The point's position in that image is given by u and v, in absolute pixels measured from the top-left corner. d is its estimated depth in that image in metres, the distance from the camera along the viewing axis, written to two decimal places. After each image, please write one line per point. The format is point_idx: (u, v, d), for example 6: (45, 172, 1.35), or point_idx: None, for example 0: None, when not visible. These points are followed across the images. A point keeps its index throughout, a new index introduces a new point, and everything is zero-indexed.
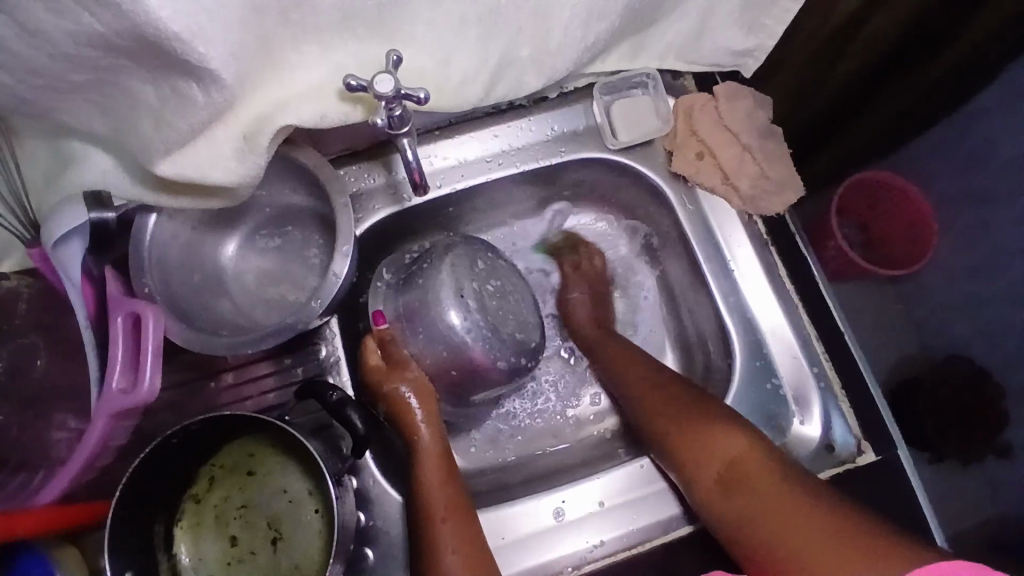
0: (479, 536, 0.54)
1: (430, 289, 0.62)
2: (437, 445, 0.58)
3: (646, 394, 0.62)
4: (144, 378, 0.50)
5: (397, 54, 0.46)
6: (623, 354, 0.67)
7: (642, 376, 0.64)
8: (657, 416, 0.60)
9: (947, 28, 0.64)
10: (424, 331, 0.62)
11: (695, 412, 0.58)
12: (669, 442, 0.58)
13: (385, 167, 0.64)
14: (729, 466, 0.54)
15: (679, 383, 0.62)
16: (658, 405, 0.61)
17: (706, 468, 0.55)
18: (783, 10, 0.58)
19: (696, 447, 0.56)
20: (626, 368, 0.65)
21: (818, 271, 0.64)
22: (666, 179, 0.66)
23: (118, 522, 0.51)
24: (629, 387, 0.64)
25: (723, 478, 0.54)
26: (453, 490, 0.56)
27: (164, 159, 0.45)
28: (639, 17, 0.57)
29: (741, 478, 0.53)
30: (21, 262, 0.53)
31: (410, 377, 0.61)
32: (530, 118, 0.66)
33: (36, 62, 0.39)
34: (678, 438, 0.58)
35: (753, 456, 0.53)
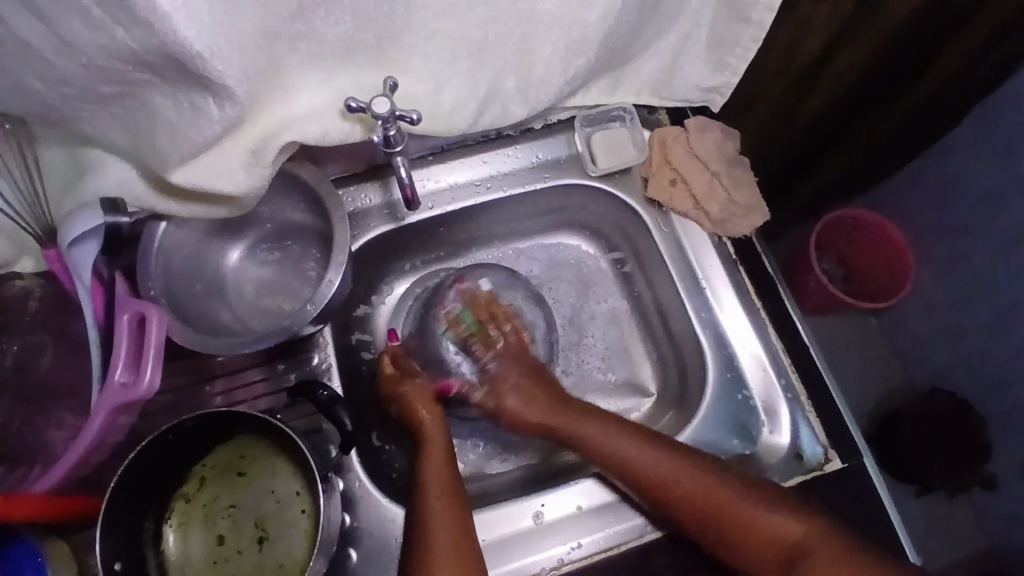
0: (469, 527, 0.56)
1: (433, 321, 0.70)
2: (439, 435, 0.62)
3: (670, 484, 0.58)
4: (145, 375, 0.53)
5: (394, 80, 0.52)
6: (619, 439, 0.61)
7: (651, 459, 0.59)
8: (686, 505, 0.58)
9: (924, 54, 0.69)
10: (426, 357, 0.69)
11: (726, 485, 0.58)
12: (698, 516, 0.58)
13: (382, 188, 0.69)
14: (777, 531, 0.57)
15: (695, 461, 0.59)
16: (681, 490, 0.58)
17: (753, 541, 0.57)
18: (745, 50, 0.63)
19: (741, 524, 0.57)
20: (630, 454, 0.60)
21: (784, 289, 0.69)
22: (643, 205, 0.71)
23: (111, 510, 0.53)
24: (644, 476, 0.59)
25: (769, 548, 0.57)
26: (449, 480, 0.59)
27: (178, 170, 0.50)
28: (615, 55, 0.63)
29: (790, 543, 0.56)
30: (36, 264, 0.58)
31: (404, 389, 0.64)
32: (517, 146, 0.71)
33: (70, 72, 0.43)
34: (718, 518, 0.57)
35: (794, 521, 0.57)
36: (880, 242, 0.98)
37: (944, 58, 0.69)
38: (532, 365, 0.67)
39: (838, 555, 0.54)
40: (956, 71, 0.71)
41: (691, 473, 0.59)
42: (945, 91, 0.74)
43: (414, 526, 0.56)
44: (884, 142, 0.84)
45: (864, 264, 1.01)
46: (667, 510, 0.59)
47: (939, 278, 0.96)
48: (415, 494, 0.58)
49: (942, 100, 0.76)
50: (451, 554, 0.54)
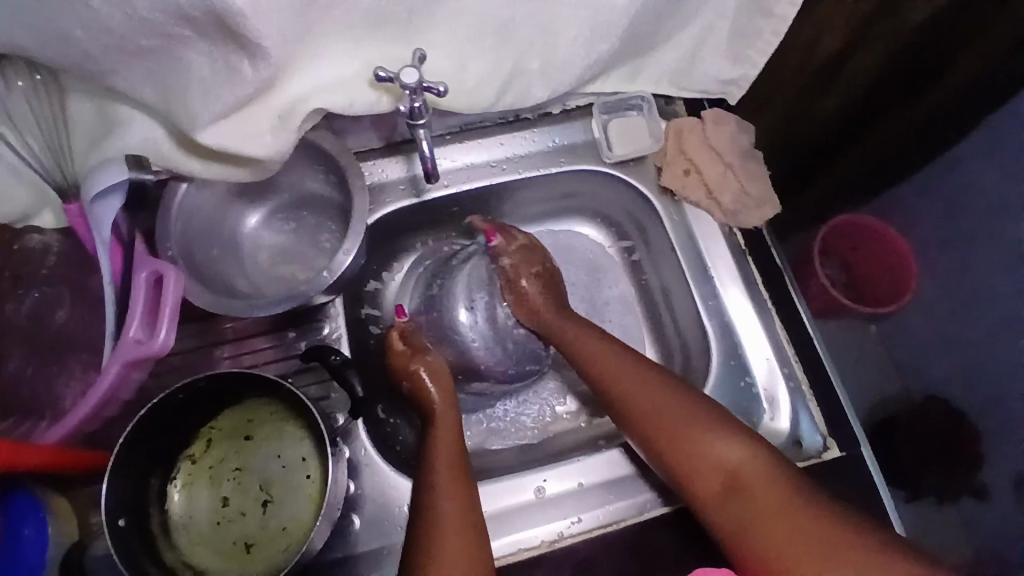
0: (473, 502, 0.56)
1: (446, 295, 0.71)
2: (450, 413, 0.63)
3: (631, 390, 0.61)
4: (160, 331, 0.54)
5: (423, 52, 0.52)
6: (597, 347, 0.65)
7: (615, 365, 0.63)
8: (638, 411, 0.60)
9: (933, 65, 0.70)
10: (439, 331, 0.70)
11: (685, 407, 0.58)
12: (653, 436, 0.59)
13: (401, 164, 0.70)
14: (720, 459, 0.55)
15: (665, 378, 0.61)
16: (639, 398, 0.60)
17: (692, 462, 0.56)
18: (767, 44, 0.64)
19: (691, 448, 0.57)
20: (600, 361, 0.64)
21: (791, 282, 0.70)
22: (655, 193, 0.72)
23: (120, 463, 0.54)
24: (606, 380, 0.63)
25: (708, 475, 0.55)
26: (456, 457, 0.59)
27: (204, 129, 0.51)
28: (638, 42, 0.63)
29: (733, 476, 0.54)
30: (55, 219, 0.58)
31: (415, 367, 0.65)
32: (534, 130, 0.72)
33: (110, 22, 0.44)
34: (666, 437, 0.58)
35: (744, 452, 0.55)
36: (887, 246, 0.99)
37: (952, 74, 0.70)
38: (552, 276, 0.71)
39: (777, 500, 0.52)
40: (969, 84, 0.71)
41: (653, 386, 0.60)
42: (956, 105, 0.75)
43: (422, 494, 0.57)
44: (897, 149, 0.84)
45: (866, 272, 1.02)
46: (624, 415, 0.61)
47: (940, 288, 0.96)
48: (423, 471, 0.58)
49: (955, 109, 0.76)
50: (456, 525, 0.54)
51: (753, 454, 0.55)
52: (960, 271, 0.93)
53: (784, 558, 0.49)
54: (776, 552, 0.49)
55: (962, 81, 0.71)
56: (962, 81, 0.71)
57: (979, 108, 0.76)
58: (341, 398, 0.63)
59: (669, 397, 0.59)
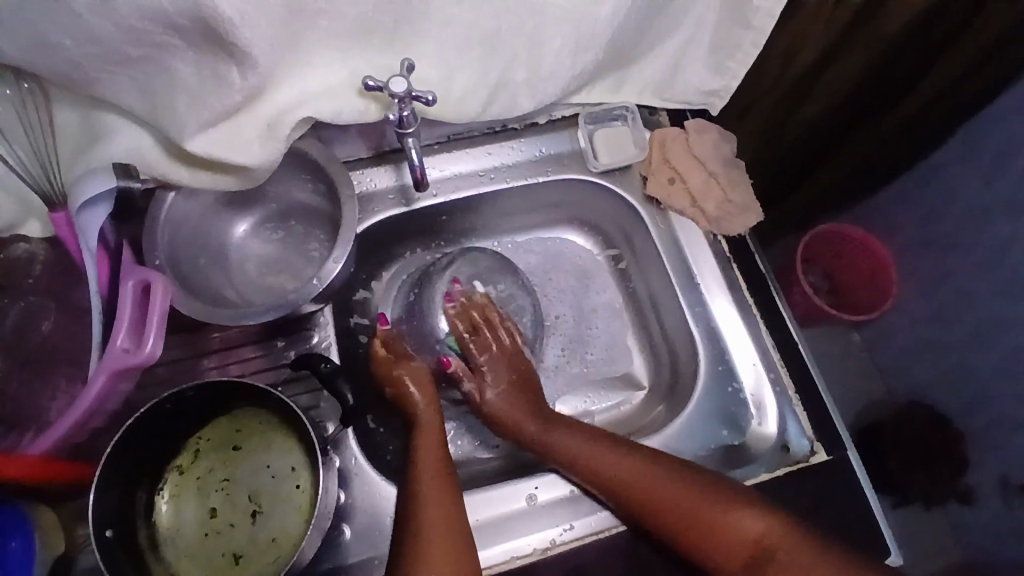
0: (456, 506, 0.56)
1: (429, 301, 0.71)
2: (433, 422, 0.62)
3: (638, 484, 0.59)
4: (147, 341, 0.53)
5: (410, 61, 0.53)
6: (590, 446, 0.63)
7: (615, 463, 0.61)
8: (648, 508, 0.59)
9: (909, 73, 0.72)
10: (422, 339, 0.71)
11: (694, 493, 0.58)
12: (659, 523, 0.58)
13: (390, 174, 0.70)
14: (745, 535, 0.55)
15: (666, 468, 0.60)
16: (643, 492, 0.59)
17: (721, 544, 0.56)
18: (745, 55, 0.66)
19: (703, 526, 0.57)
20: (595, 461, 0.62)
21: (775, 288, 0.71)
22: (641, 201, 0.73)
23: (106, 475, 0.53)
24: (610, 477, 0.61)
25: (738, 555, 0.56)
26: (441, 464, 0.59)
27: (195, 137, 0.51)
28: (621, 53, 0.65)
29: (757, 548, 0.55)
30: (42, 229, 0.59)
31: (399, 372, 0.64)
32: (521, 140, 0.73)
33: (99, 30, 0.44)
34: (687, 528, 0.57)
35: (766, 522, 0.55)
36: (868, 256, 1.00)
37: (929, 84, 0.73)
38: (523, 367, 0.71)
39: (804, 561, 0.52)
40: (941, 94, 0.75)
41: (658, 479, 0.59)
42: (931, 114, 0.78)
43: (407, 503, 0.56)
44: (876, 156, 0.87)
45: (848, 279, 1.03)
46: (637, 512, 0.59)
47: (919, 294, 0.98)
48: (408, 479, 0.58)
49: (933, 115, 0.78)
50: (442, 533, 0.54)
51: (769, 523, 0.55)
52: (938, 277, 0.95)
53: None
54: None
55: (937, 89, 0.74)
56: (936, 89, 0.74)
57: (952, 118, 0.80)
58: (331, 406, 0.63)
59: (662, 482, 0.59)
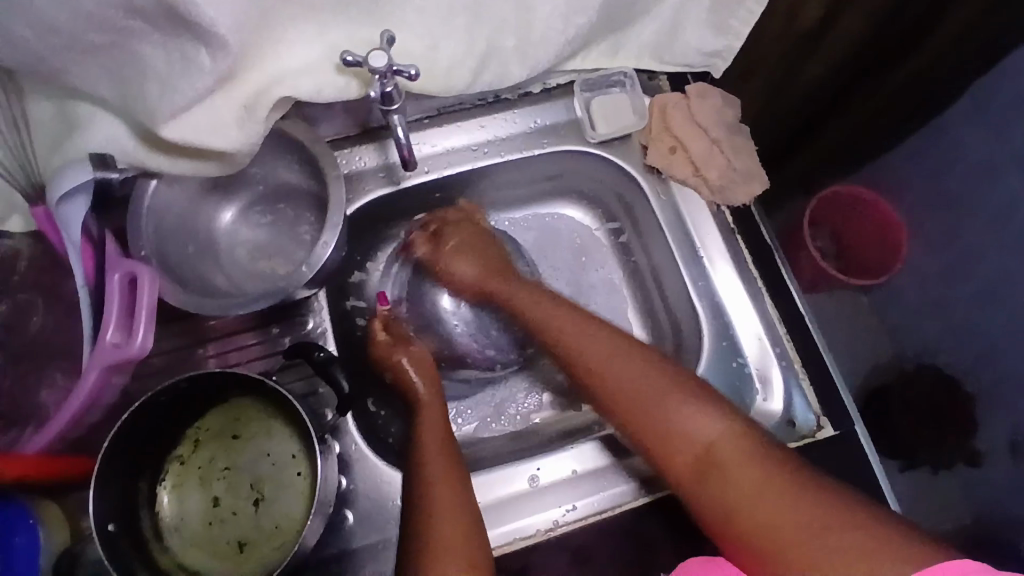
0: (467, 489, 0.55)
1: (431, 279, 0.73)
2: (437, 405, 0.62)
3: (602, 361, 0.58)
4: (137, 333, 0.52)
5: (390, 33, 0.51)
6: (567, 317, 0.62)
7: (583, 334, 0.60)
8: (607, 385, 0.57)
9: (922, 26, 0.68)
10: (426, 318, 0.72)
11: (658, 380, 0.55)
12: (617, 402, 0.56)
13: (378, 151, 0.68)
14: (694, 434, 0.52)
15: (640, 351, 0.58)
16: (609, 370, 0.57)
17: (665, 439, 0.53)
18: (749, 12, 0.62)
19: (657, 415, 0.53)
20: (567, 326, 0.61)
21: (781, 259, 0.69)
22: (641, 172, 0.70)
23: (107, 469, 0.53)
24: (578, 361, 0.60)
25: (679, 451, 0.52)
26: (447, 447, 0.58)
27: (167, 124, 0.49)
28: (617, 16, 0.62)
29: (705, 448, 0.51)
30: (24, 224, 0.57)
31: (401, 359, 0.64)
32: (514, 111, 0.70)
33: (58, 17, 0.42)
34: (641, 412, 0.54)
35: (715, 425, 0.51)
36: (875, 220, 0.97)
37: (943, 36, 0.69)
38: (485, 234, 0.70)
39: (746, 481, 0.48)
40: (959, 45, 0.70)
41: (624, 358, 0.57)
42: (946, 67, 0.74)
43: (416, 486, 0.55)
44: (884, 114, 0.83)
45: (857, 243, 1.00)
46: (598, 395, 0.58)
47: (931, 256, 0.96)
48: (415, 467, 0.57)
49: (942, 70, 0.75)
50: (454, 518, 0.53)
51: (729, 427, 0.51)
52: (951, 238, 0.92)
53: (771, 548, 0.45)
54: (749, 538, 0.46)
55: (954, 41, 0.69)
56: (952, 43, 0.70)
57: (968, 71, 0.75)
58: (330, 393, 0.62)
59: (626, 361, 0.57)
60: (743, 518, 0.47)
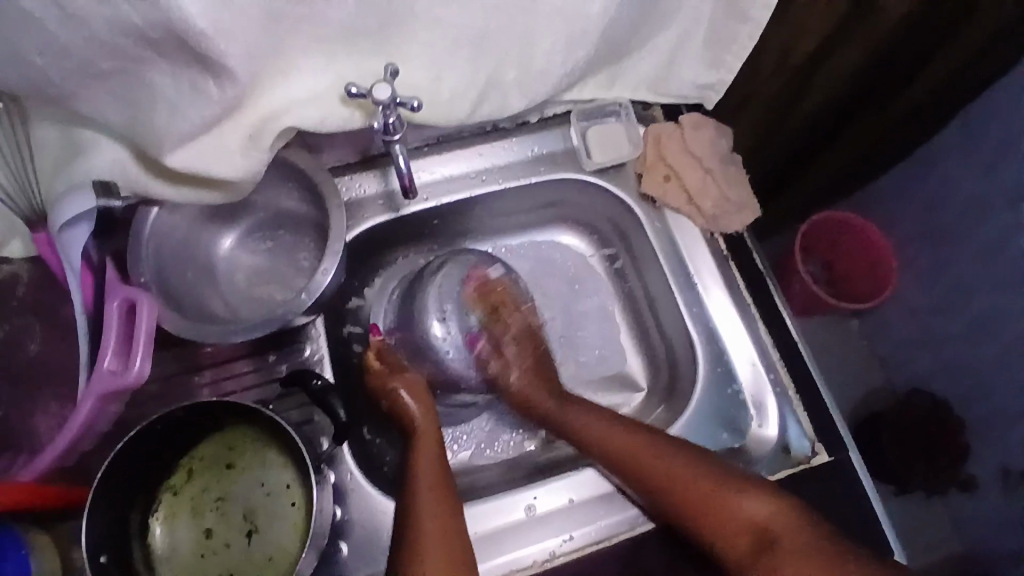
0: (457, 519, 0.55)
1: (417, 305, 0.68)
2: (431, 429, 0.62)
3: (637, 457, 0.60)
4: (135, 360, 0.52)
5: (394, 67, 0.52)
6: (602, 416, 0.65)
7: (619, 435, 0.62)
8: (649, 477, 0.59)
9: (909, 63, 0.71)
10: (417, 346, 0.68)
11: (705, 469, 0.58)
12: (666, 496, 0.58)
13: (378, 179, 0.68)
14: (749, 518, 0.55)
15: (672, 442, 0.61)
16: (653, 459, 0.59)
17: (723, 525, 0.55)
18: (742, 48, 0.64)
19: (711, 503, 0.56)
20: (610, 434, 0.63)
21: (774, 285, 0.70)
22: (636, 200, 0.71)
23: (99, 499, 0.52)
24: (614, 454, 0.61)
25: (738, 535, 0.55)
26: (440, 475, 0.58)
27: (173, 152, 0.50)
28: (614, 50, 0.63)
29: (764, 535, 0.54)
30: (24, 249, 0.57)
31: (395, 387, 0.63)
32: (513, 140, 0.71)
33: (69, 47, 0.43)
34: (692, 501, 0.57)
35: (765, 508, 0.55)
36: (867, 248, 0.97)
37: (927, 73, 0.72)
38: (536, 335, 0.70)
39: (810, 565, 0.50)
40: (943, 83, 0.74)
41: (661, 451, 0.60)
42: (931, 103, 0.77)
43: (403, 514, 0.55)
44: (870, 145, 0.85)
45: (846, 269, 1.01)
46: (642, 488, 0.60)
47: (920, 284, 0.97)
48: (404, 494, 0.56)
49: (926, 105, 0.77)
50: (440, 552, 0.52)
51: (779, 507, 0.54)
52: (938, 267, 0.94)
53: None
54: None
55: (940, 77, 0.73)
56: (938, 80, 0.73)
57: (953, 107, 0.79)
58: (325, 420, 0.62)
59: (666, 455, 0.59)
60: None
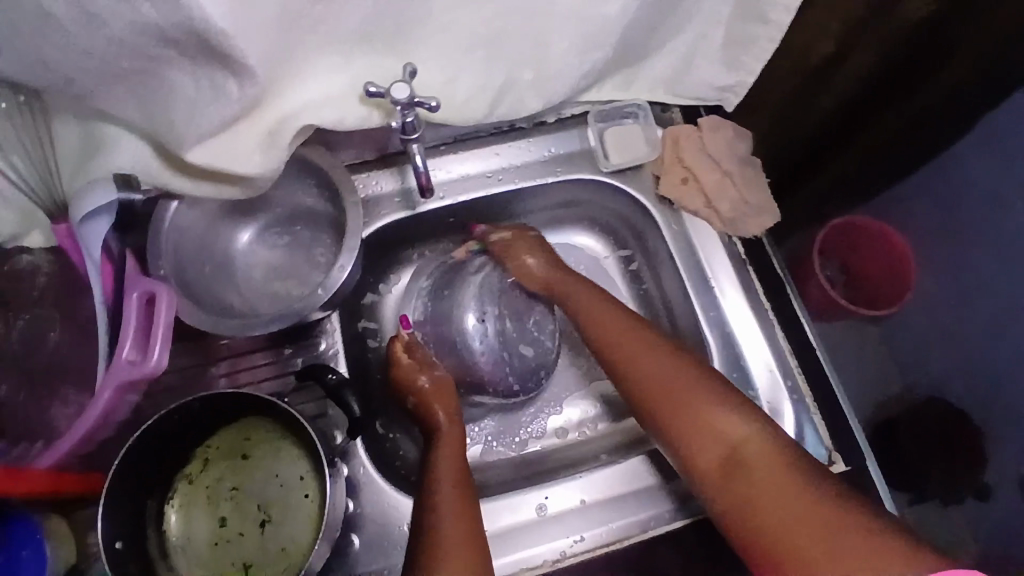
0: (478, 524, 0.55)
1: (453, 301, 0.70)
2: (456, 433, 0.62)
3: (626, 357, 0.62)
4: (152, 353, 0.53)
5: (413, 66, 0.53)
6: (602, 313, 0.66)
7: (619, 330, 0.64)
8: (637, 379, 0.60)
9: (922, 73, 0.70)
10: (449, 338, 0.70)
11: (686, 380, 0.58)
12: (647, 402, 0.59)
13: (396, 176, 0.69)
14: (722, 435, 0.54)
15: (663, 349, 0.61)
16: (643, 367, 0.60)
17: (693, 437, 0.56)
18: (762, 50, 0.63)
19: (688, 416, 0.56)
20: (607, 333, 0.64)
21: (792, 290, 0.69)
22: (653, 202, 0.71)
23: (116, 489, 0.53)
24: (611, 353, 0.63)
25: (710, 450, 0.54)
26: (461, 478, 0.58)
27: (194, 148, 0.50)
28: (633, 51, 0.63)
29: (732, 448, 0.53)
30: (44, 238, 0.58)
31: (425, 384, 0.64)
32: (530, 139, 0.71)
33: (91, 45, 0.43)
34: (669, 408, 0.57)
35: (743, 428, 0.54)
36: (888, 250, 0.96)
37: (942, 82, 0.71)
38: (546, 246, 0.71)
39: (769, 484, 0.50)
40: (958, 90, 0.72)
41: (651, 354, 0.61)
42: (947, 110, 0.76)
43: (422, 515, 0.55)
44: (890, 150, 0.84)
45: (865, 273, 0.99)
46: (631, 389, 0.61)
47: (941, 291, 0.95)
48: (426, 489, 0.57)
49: (946, 108, 0.76)
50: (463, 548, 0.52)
51: (759, 431, 0.53)
52: None
53: (790, 543, 0.47)
54: (775, 534, 0.48)
55: (955, 86, 0.71)
56: (953, 88, 0.72)
57: (970, 112, 0.77)
58: (339, 415, 0.63)
59: (654, 360, 0.60)
60: (764, 509, 0.49)
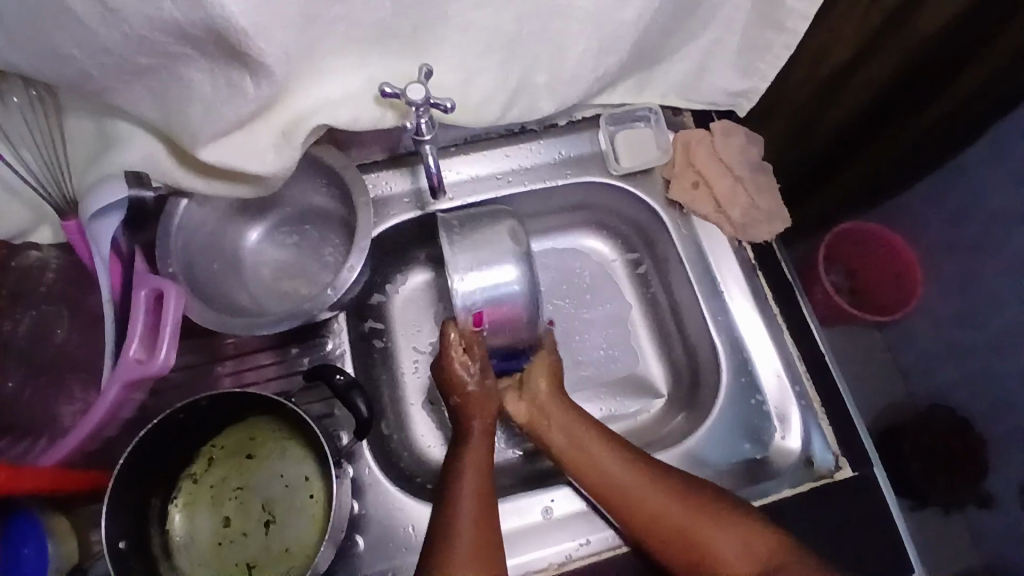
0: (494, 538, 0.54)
1: (491, 259, 0.63)
2: (484, 446, 0.59)
3: (621, 498, 0.58)
4: (161, 350, 0.53)
5: (428, 67, 0.52)
6: (582, 442, 0.61)
7: (607, 472, 0.59)
8: (637, 520, 0.58)
9: (940, 80, 0.70)
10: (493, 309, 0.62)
11: (688, 515, 0.57)
12: (656, 541, 0.58)
13: (407, 176, 0.69)
14: (741, 559, 0.56)
15: (655, 483, 0.58)
16: (641, 509, 0.58)
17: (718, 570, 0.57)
18: (777, 56, 0.64)
19: (706, 550, 0.57)
20: (597, 470, 0.59)
21: (801, 296, 0.69)
22: (664, 206, 0.71)
23: (121, 486, 0.53)
24: (599, 488, 0.59)
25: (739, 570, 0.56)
26: (482, 491, 0.56)
27: (206, 147, 0.50)
28: (647, 54, 0.63)
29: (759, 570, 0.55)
30: (52, 234, 0.58)
31: (471, 390, 0.61)
32: (540, 142, 0.71)
33: (108, 41, 0.43)
34: (681, 545, 0.57)
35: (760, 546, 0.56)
36: (893, 258, 0.96)
37: (957, 91, 0.71)
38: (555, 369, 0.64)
39: None
40: (971, 101, 0.72)
41: (643, 490, 0.58)
42: (960, 119, 0.75)
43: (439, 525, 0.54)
44: (898, 160, 0.84)
45: (872, 281, 0.99)
46: (625, 520, 0.59)
47: (946, 300, 0.95)
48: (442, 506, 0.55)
49: (958, 120, 0.75)
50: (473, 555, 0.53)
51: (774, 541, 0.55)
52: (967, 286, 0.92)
53: None
54: None
55: (969, 96, 0.71)
56: (967, 98, 0.72)
57: (983, 123, 0.77)
58: (346, 416, 0.62)
59: (652, 497, 0.58)
60: None
